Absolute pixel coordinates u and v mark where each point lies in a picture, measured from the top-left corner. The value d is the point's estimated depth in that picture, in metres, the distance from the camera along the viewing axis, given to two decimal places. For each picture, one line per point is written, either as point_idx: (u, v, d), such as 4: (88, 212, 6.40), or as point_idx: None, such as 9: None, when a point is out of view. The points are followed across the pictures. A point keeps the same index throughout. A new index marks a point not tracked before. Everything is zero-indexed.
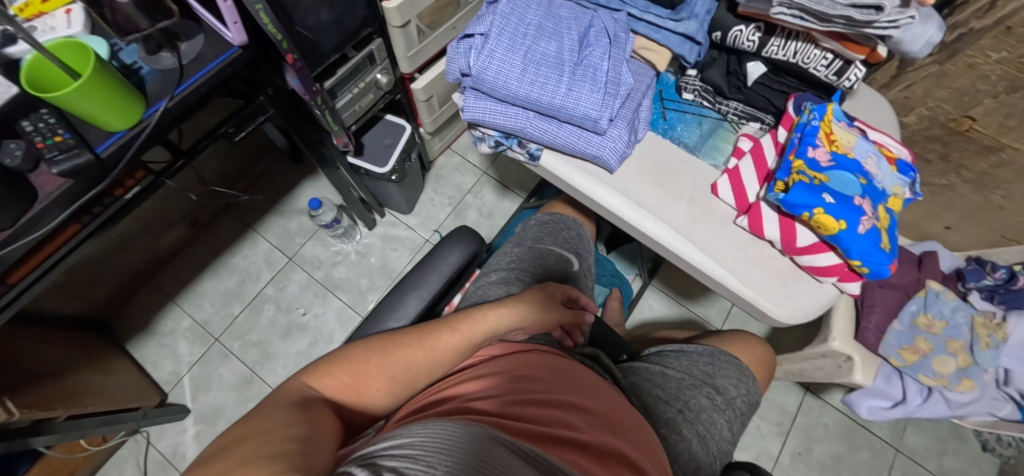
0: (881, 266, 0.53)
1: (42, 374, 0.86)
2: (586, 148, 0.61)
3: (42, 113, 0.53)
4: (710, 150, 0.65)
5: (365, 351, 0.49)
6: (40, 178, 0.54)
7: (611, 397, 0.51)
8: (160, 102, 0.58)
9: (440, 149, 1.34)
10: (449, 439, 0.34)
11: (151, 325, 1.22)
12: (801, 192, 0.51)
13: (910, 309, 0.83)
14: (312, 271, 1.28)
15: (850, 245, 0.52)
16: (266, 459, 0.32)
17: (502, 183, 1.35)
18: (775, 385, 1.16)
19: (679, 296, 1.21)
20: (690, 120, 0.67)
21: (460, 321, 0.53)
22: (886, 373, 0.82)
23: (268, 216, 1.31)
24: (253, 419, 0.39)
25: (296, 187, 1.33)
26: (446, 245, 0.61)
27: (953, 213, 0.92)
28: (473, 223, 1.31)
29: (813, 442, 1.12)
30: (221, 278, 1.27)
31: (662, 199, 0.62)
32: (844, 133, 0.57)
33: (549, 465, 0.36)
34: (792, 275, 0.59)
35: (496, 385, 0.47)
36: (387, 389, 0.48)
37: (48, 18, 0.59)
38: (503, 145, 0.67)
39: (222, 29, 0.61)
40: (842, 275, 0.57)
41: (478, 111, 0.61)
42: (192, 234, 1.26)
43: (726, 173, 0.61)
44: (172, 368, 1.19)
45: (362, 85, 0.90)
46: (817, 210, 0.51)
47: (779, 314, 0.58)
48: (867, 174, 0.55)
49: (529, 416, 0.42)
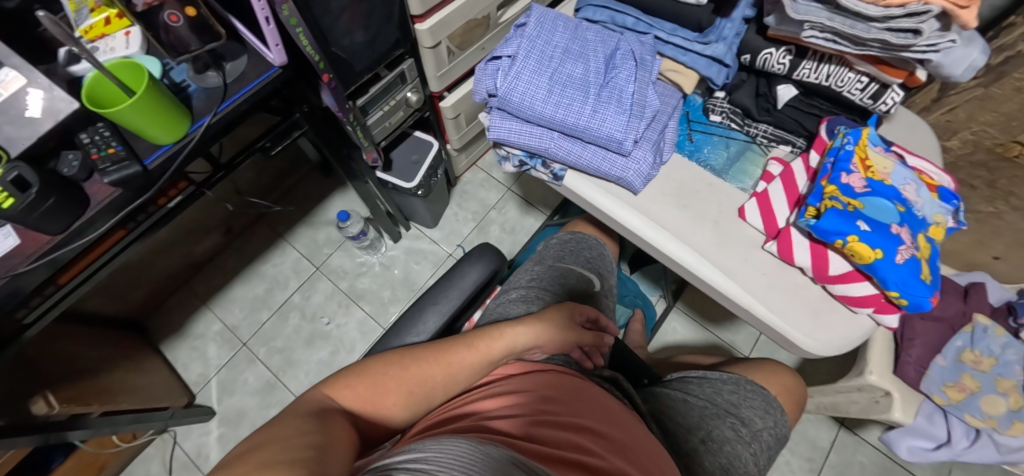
0: (921, 298, 0.50)
1: (82, 370, 0.91)
2: (609, 170, 0.61)
3: (98, 127, 0.57)
4: (738, 174, 0.64)
5: (384, 364, 0.49)
6: (92, 186, 0.58)
7: (630, 424, 0.49)
8: (204, 118, 0.62)
9: (465, 166, 1.36)
10: (463, 455, 0.34)
11: (184, 328, 1.27)
12: (834, 218, 0.49)
13: (953, 344, 0.78)
14: (338, 280, 1.31)
15: (886, 275, 0.49)
16: (284, 464, 0.33)
17: (526, 199, 1.36)
18: (806, 418, 1.10)
19: (705, 320, 1.17)
20: (718, 142, 0.66)
21: (479, 337, 0.53)
22: (928, 411, 0.77)
23: (299, 226, 1.35)
24: (274, 425, 0.40)
25: (326, 199, 1.37)
26: (467, 262, 0.61)
27: (1002, 242, 0.87)
28: (496, 239, 1.32)
29: None
30: (251, 284, 1.31)
31: (687, 222, 0.61)
32: (880, 158, 0.55)
33: None
34: (823, 305, 0.56)
35: (515, 404, 0.47)
36: (404, 403, 0.49)
37: (109, 40, 0.64)
38: (526, 165, 0.68)
39: (263, 50, 0.65)
40: (879, 306, 0.54)
41: (503, 131, 0.62)
42: (227, 241, 1.32)
43: (754, 197, 0.59)
44: (201, 371, 1.23)
45: (392, 103, 0.93)
46: (850, 237, 0.49)
47: (809, 345, 0.55)
48: (905, 201, 0.53)
49: (544, 438, 0.42)
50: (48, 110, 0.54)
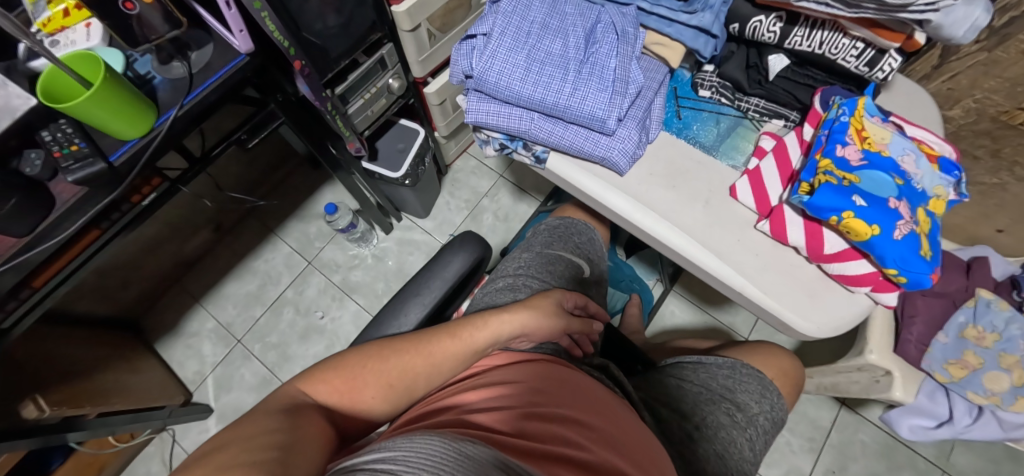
0: (921, 275, 0.48)
1: (73, 372, 0.90)
2: (593, 150, 0.58)
3: (60, 123, 0.55)
4: (729, 150, 0.62)
5: (362, 357, 0.47)
6: (57, 186, 0.56)
7: (620, 414, 0.48)
8: (170, 111, 0.59)
9: (455, 153, 1.33)
10: (435, 455, 0.32)
11: (178, 327, 1.26)
12: (828, 194, 0.47)
13: (955, 320, 0.76)
14: (330, 274, 1.29)
15: (884, 252, 0.47)
16: (244, 466, 0.31)
17: (518, 186, 1.34)
18: (806, 398, 1.09)
19: (703, 303, 1.16)
20: (707, 118, 0.63)
21: (461, 327, 0.51)
22: (929, 389, 0.76)
23: (289, 220, 1.33)
24: (239, 424, 0.38)
25: (315, 191, 1.35)
26: (449, 251, 0.59)
27: (1006, 215, 0.84)
28: (489, 227, 1.30)
29: (849, 460, 1.05)
30: (244, 280, 1.30)
31: (676, 202, 0.58)
32: (877, 129, 0.52)
33: None
34: (819, 285, 0.54)
35: (499, 396, 0.45)
36: (383, 396, 0.47)
37: (69, 33, 0.61)
38: (508, 148, 0.65)
39: (228, 36, 0.62)
40: (877, 284, 0.52)
41: (481, 114, 0.60)
42: (217, 238, 1.30)
43: (745, 174, 0.57)
44: (196, 368, 1.22)
45: (373, 90, 0.90)
46: (846, 213, 0.46)
47: (804, 327, 0.53)
48: (903, 174, 0.50)
49: (527, 431, 0.40)
50: (4, 107, 0.52)
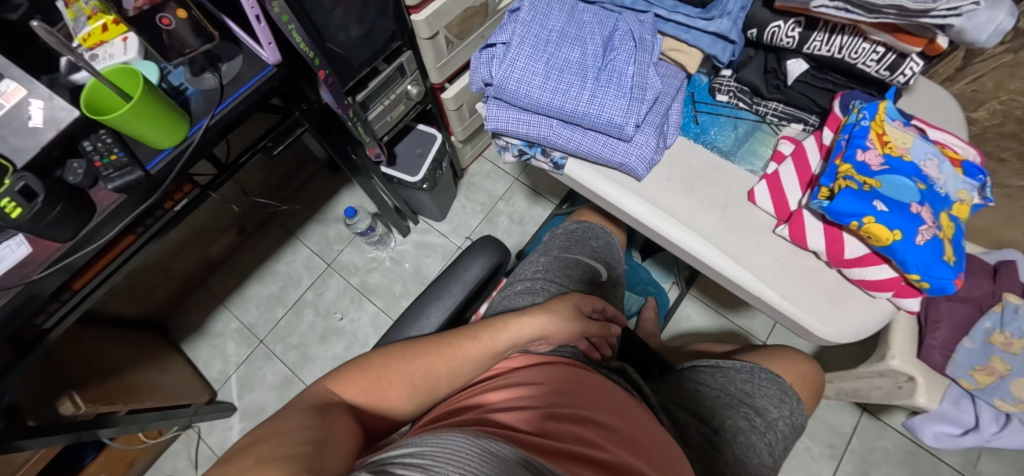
0: (944, 280, 0.47)
1: (105, 371, 0.93)
2: (611, 156, 0.59)
3: (100, 134, 0.57)
4: (747, 155, 0.62)
5: (386, 358, 0.49)
6: (98, 193, 0.58)
7: (639, 417, 0.48)
8: (202, 121, 0.62)
9: (471, 157, 1.35)
10: (460, 452, 0.33)
11: (204, 327, 1.30)
12: (848, 199, 0.47)
13: (982, 326, 0.75)
14: (349, 276, 1.32)
15: (906, 257, 0.46)
16: (282, 459, 0.33)
17: (534, 189, 1.35)
18: (826, 403, 1.08)
19: (720, 306, 1.15)
20: (725, 123, 0.64)
21: (481, 329, 0.52)
22: (954, 396, 0.74)
23: (309, 224, 1.37)
24: (273, 420, 0.40)
25: (334, 195, 1.38)
26: (469, 255, 0.60)
27: None
28: (504, 230, 1.31)
29: (872, 468, 1.03)
30: (266, 282, 1.33)
31: (694, 207, 0.59)
32: (898, 133, 0.52)
33: None
34: (838, 289, 0.54)
35: (521, 396, 0.46)
36: (407, 396, 0.48)
37: (107, 47, 0.63)
38: (526, 154, 0.66)
39: (258, 49, 0.64)
40: (898, 290, 0.51)
41: (500, 121, 0.61)
42: (241, 241, 1.33)
43: (764, 179, 0.57)
44: (221, 368, 1.26)
45: (393, 97, 0.92)
46: (867, 218, 0.46)
47: (823, 332, 0.53)
48: (926, 178, 0.50)
49: (547, 431, 0.41)
50: (50, 119, 0.56)
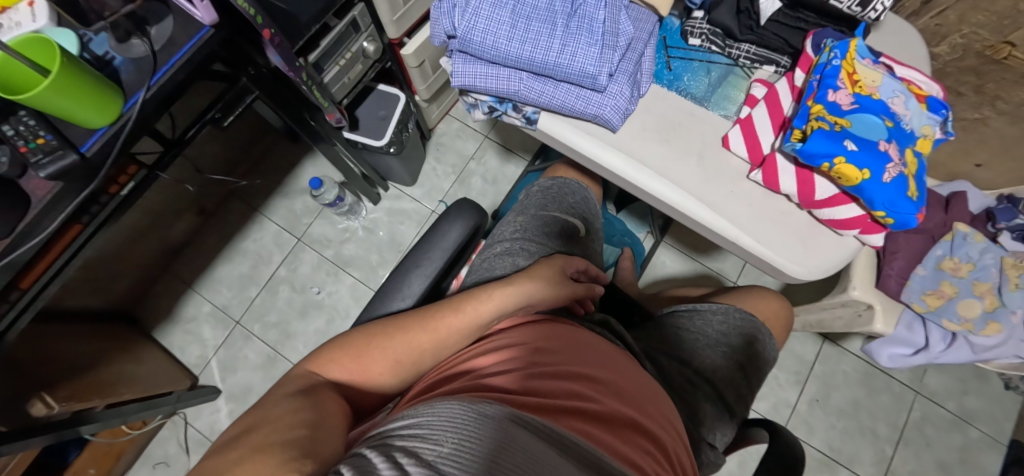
0: (907, 215, 0.49)
1: (75, 368, 0.89)
2: (585, 108, 0.56)
3: (21, 116, 0.51)
4: (720, 100, 0.60)
5: (366, 336, 0.48)
6: (30, 183, 0.53)
7: (624, 366, 0.50)
8: (139, 93, 0.56)
9: (438, 116, 1.30)
10: (457, 417, 0.32)
11: (175, 312, 1.25)
12: (821, 140, 0.47)
13: (935, 253, 0.79)
14: (323, 249, 1.28)
15: (873, 195, 0.48)
16: (276, 445, 0.32)
17: (505, 146, 1.31)
18: (792, 335, 1.15)
19: (693, 251, 1.18)
20: (698, 68, 0.62)
21: (463, 301, 0.51)
22: (907, 320, 0.80)
23: (273, 198, 1.30)
24: (262, 407, 0.39)
25: (296, 165, 1.31)
26: (447, 221, 0.58)
27: (985, 150, 0.85)
28: (478, 191, 1.29)
29: (832, 389, 1.12)
30: (235, 262, 1.28)
31: (672, 157, 0.58)
32: (868, 71, 0.51)
33: (559, 435, 0.35)
34: (809, 228, 0.56)
35: (510, 357, 0.47)
36: (392, 372, 0.48)
37: (12, 13, 0.54)
38: (496, 111, 0.64)
39: (189, 8, 0.57)
40: (865, 227, 0.53)
41: (467, 76, 0.57)
42: (202, 221, 1.26)
43: (737, 124, 0.56)
44: (199, 352, 1.23)
45: (349, 56, 0.85)
46: (837, 159, 0.47)
47: (796, 271, 0.55)
48: (893, 115, 0.50)
49: (539, 390, 0.41)
50: None
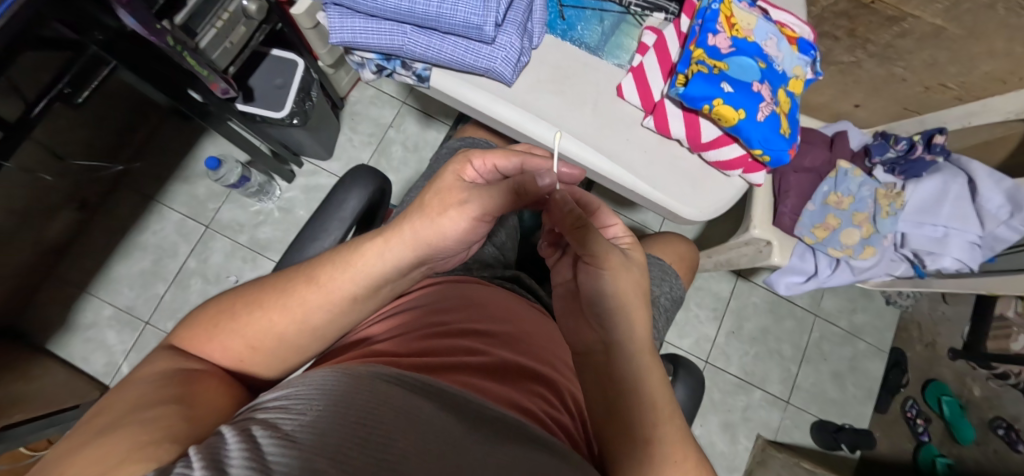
0: (781, 152, 0.52)
1: None
2: (474, 62, 0.54)
3: None
4: (613, 48, 0.60)
5: (219, 314, 0.44)
6: None
7: (525, 317, 0.51)
8: None
9: (348, 83, 1.21)
10: (327, 386, 0.31)
11: (69, 320, 1.12)
12: (699, 83, 0.49)
13: (822, 190, 0.87)
14: (235, 235, 1.18)
15: (749, 134, 0.50)
16: (136, 422, 0.30)
17: (424, 112, 1.26)
18: (710, 275, 1.24)
19: (616, 205, 1.22)
20: (591, 17, 0.60)
21: (320, 270, 0.44)
22: (800, 251, 0.88)
23: (170, 184, 1.18)
24: (119, 390, 0.35)
25: (194, 146, 1.18)
26: (342, 190, 0.55)
27: (860, 90, 0.93)
28: (400, 160, 1.24)
29: (745, 320, 1.23)
30: (134, 258, 1.16)
31: (565, 108, 0.57)
32: (744, 15, 0.53)
33: (441, 390, 0.34)
34: (700, 172, 0.57)
35: (405, 321, 0.46)
36: (253, 357, 0.43)
37: None
38: (386, 69, 0.60)
39: None
40: (747, 167, 0.56)
41: (347, 33, 0.54)
42: (86, 215, 1.12)
43: (630, 72, 0.56)
44: (106, 360, 1.11)
45: (226, 16, 0.75)
46: (716, 101, 0.49)
47: (689, 212, 0.56)
48: (766, 57, 0.53)
49: (429, 350, 0.41)
50: None
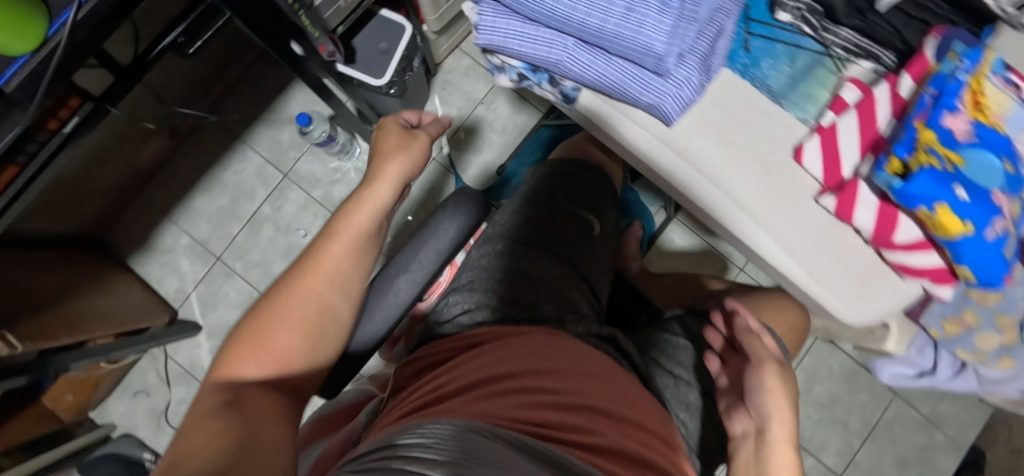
0: (996, 276, 0.42)
1: (37, 301, 0.83)
2: (639, 94, 0.47)
3: None
4: (799, 97, 0.50)
5: (239, 342, 0.42)
6: None
7: (626, 390, 0.44)
8: (67, 10, 0.39)
9: (446, 50, 1.14)
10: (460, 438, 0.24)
11: (151, 242, 1.17)
12: (928, 181, 0.39)
13: None
14: (310, 189, 1.17)
15: (965, 252, 0.41)
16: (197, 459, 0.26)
17: (519, 93, 1.18)
18: None
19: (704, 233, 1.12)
20: (781, 53, 0.51)
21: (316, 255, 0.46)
22: (920, 344, 0.82)
23: (257, 125, 1.17)
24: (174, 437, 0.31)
25: (284, 91, 1.16)
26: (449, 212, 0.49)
27: None
28: (485, 141, 1.17)
29: (815, 381, 1.13)
30: (214, 194, 1.18)
31: (731, 165, 0.50)
32: (997, 94, 0.42)
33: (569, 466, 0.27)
34: (873, 269, 0.49)
35: (490, 376, 0.40)
36: (279, 363, 0.42)
37: None
38: (528, 78, 0.55)
39: None
40: (936, 276, 0.45)
41: (499, 34, 0.49)
42: (176, 143, 1.14)
43: (817, 132, 0.47)
44: (178, 285, 1.17)
45: None
46: (939, 206, 0.39)
47: (844, 313, 0.49)
48: (1015, 155, 0.41)
49: (531, 417, 0.35)
50: None
